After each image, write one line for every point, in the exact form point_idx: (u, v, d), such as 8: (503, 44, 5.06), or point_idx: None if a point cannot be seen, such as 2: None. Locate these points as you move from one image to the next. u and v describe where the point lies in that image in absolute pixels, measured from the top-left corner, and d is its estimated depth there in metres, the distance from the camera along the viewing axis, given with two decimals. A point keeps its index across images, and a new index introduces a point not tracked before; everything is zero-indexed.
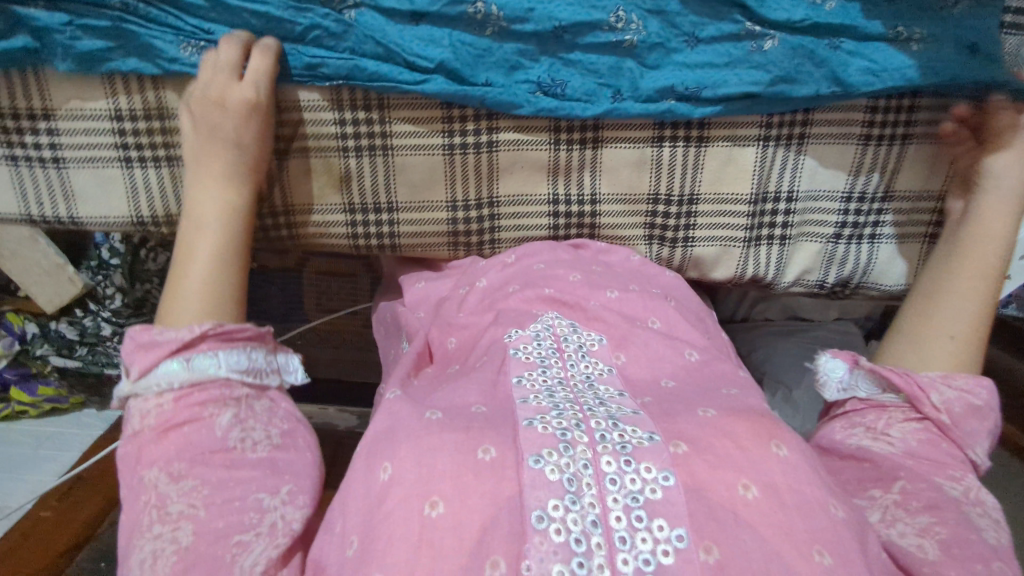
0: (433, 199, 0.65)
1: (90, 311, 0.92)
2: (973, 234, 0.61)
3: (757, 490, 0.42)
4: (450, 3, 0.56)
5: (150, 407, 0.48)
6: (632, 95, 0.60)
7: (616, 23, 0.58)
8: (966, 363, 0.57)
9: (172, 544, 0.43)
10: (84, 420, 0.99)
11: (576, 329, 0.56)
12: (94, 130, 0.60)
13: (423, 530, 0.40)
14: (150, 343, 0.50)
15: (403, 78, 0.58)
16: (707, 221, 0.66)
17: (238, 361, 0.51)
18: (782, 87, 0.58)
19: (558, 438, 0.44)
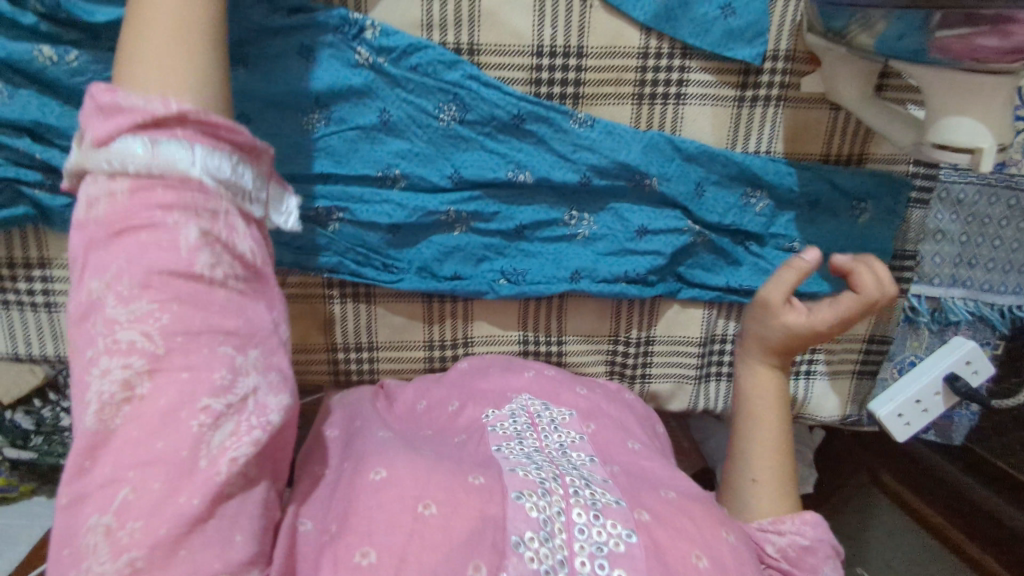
0: (412, 339, 0.69)
1: (51, 400, 0.68)
2: (751, 391, 0.65)
3: (707, 560, 0.48)
4: (425, 214, 0.63)
5: (101, 190, 0.39)
6: (591, 276, 0.66)
7: (569, 220, 0.66)
8: (785, 504, 0.60)
9: (123, 387, 0.37)
10: (32, 512, 0.78)
11: (547, 406, 0.61)
12: None
13: (415, 522, 0.46)
14: (108, 108, 0.40)
15: (381, 278, 0.65)
16: (662, 360, 0.72)
17: (218, 166, 0.41)
18: (698, 273, 0.68)
19: (537, 484, 0.50)
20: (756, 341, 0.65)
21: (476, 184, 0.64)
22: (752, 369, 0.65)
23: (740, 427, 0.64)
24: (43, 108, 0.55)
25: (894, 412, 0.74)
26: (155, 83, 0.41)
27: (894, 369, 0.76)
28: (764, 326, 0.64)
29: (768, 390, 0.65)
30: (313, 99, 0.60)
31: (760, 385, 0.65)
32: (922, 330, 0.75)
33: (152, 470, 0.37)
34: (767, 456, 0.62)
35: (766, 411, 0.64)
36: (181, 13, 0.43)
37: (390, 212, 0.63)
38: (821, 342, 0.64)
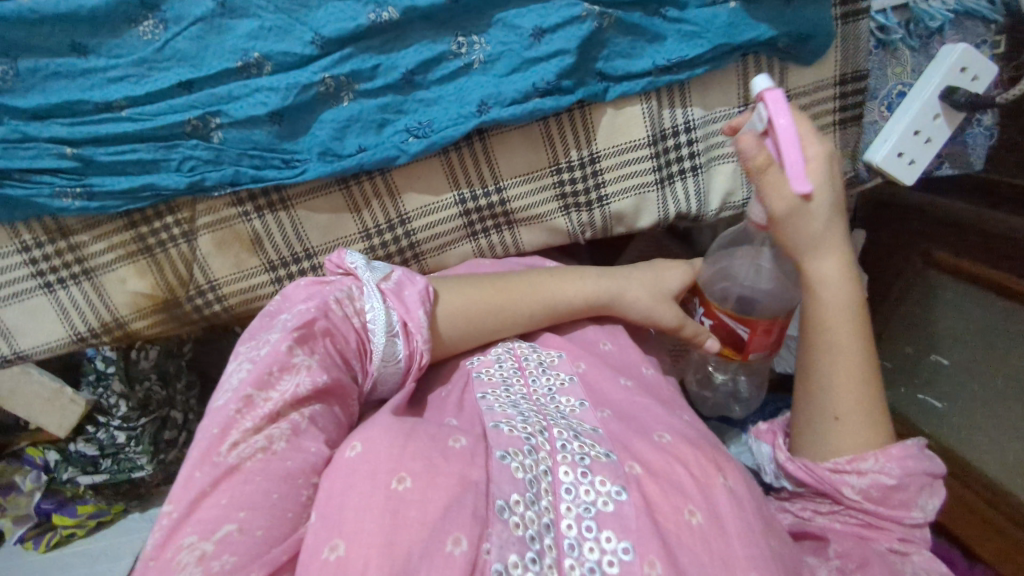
0: (347, 234, 0.65)
1: (102, 424, 0.93)
2: (824, 287, 0.56)
3: (700, 516, 0.50)
4: (301, 90, 0.58)
5: (352, 310, 0.59)
6: (498, 102, 0.59)
7: (458, 49, 0.59)
8: (884, 435, 0.56)
9: (262, 450, 0.49)
10: (130, 526, 1.04)
11: (535, 348, 0.67)
12: (7, 267, 0.62)
13: (390, 498, 0.45)
14: (421, 292, 0.61)
15: (284, 175, 0.61)
16: (616, 175, 0.65)
17: (384, 323, 0.59)
18: (618, 62, 0.61)
19: (523, 441, 0.54)
20: (824, 277, 0.56)
21: (341, 44, 0.57)
22: (823, 264, 0.56)
23: (810, 346, 0.58)
24: None
25: (891, 153, 0.66)
26: (457, 325, 0.63)
27: (880, 108, 0.67)
28: (820, 267, 0.56)
29: (846, 295, 0.56)
30: (138, 3, 0.55)
31: (835, 275, 0.56)
32: (901, 51, 0.66)
33: (254, 518, 0.46)
34: (851, 396, 0.56)
35: (850, 350, 0.56)
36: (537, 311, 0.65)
37: (264, 101, 0.58)
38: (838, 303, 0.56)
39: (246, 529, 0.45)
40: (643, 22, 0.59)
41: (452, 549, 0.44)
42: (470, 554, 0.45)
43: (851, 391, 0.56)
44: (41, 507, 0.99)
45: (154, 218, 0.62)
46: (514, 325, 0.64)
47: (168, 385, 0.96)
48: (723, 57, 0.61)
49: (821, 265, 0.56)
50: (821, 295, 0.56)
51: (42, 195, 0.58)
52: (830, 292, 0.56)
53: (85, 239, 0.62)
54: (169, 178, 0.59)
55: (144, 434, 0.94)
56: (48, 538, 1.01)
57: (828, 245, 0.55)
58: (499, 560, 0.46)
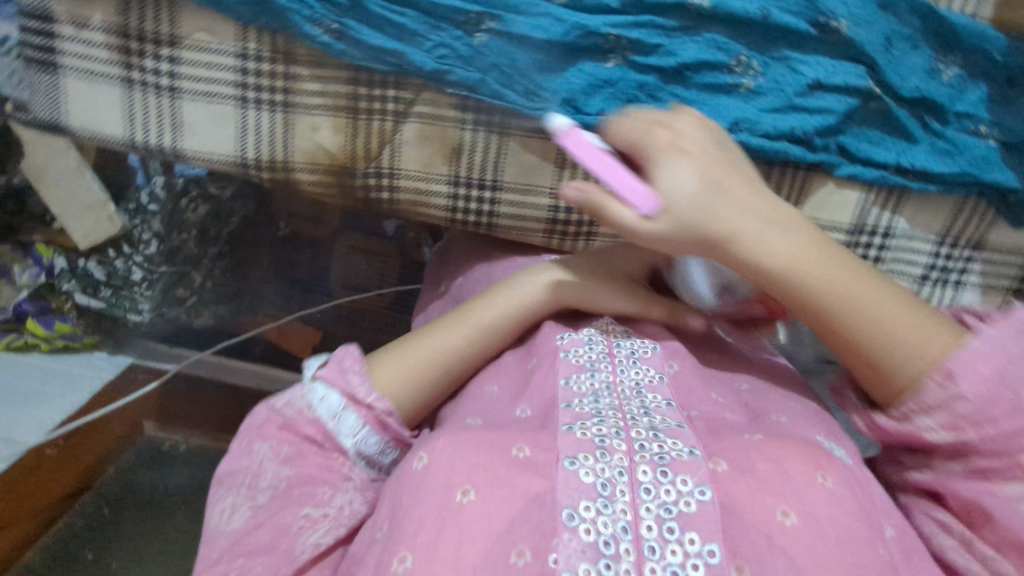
0: (539, 185, 0.64)
1: (122, 253, 0.92)
2: (787, 248, 0.51)
3: (795, 517, 0.46)
4: (584, 34, 0.58)
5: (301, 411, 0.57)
6: (750, 128, 0.60)
7: (735, 66, 0.60)
8: (934, 329, 0.49)
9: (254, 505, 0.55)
10: (93, 362, 0.98)
11: (630, 335, 0.60)
12: (216, 65, 0.60)
13: (457, 514, 0.46)
14: (340, 372, 0.58)
15: (522, 103, 0.60)
16: None
17: (343, 426, 0.56)
18: (865, 146, 0.62)
19: (596, 444, 0.50)
20: (780, 245, 0.51)
21: (645, 10, 0.58)
22: (750, 238, 0.51)
23: (824, 330, 0.51)
24: None
25: None
26: (409, 395, 0.59)
27: None
28: (772, 238, 0.51)
29: (813, 252, 0.51)
30: None
31: (793, 242, 0.51)
32: None
33: (257, 559, 0.52)
34: (874, 324, 0.50)
35: (858, 300, 0.50)
36: (483, 319, 0.61)
37: (546, 27, 0.57)
38: (791, 253, 0.51)
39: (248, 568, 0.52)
40: (905, 120, 0.61)
41: (516, 563, 0.44)
42: (533, 565, 0.45)
43: (876, 311, 0.50)
44: (18, 307, 0.91)
45: (378, 86, 0.61)
46: (439, 371, 0.60)
47: (203, 244, 0.97)
48: (955, 185, 0.63)
49: (768, 245, 0.51)
50: (825, 264, 0.51)
51: (300, 13, 0.56)
52: (811, 248, 0.51)
53: (303, 73, 0.60)
54: (417, 56, 0.58)
55: (159, 281, 0.95)
56: (8, 340, 0.92)
57: (696, 200, 0.51)
58: (567, 569, 0.44)
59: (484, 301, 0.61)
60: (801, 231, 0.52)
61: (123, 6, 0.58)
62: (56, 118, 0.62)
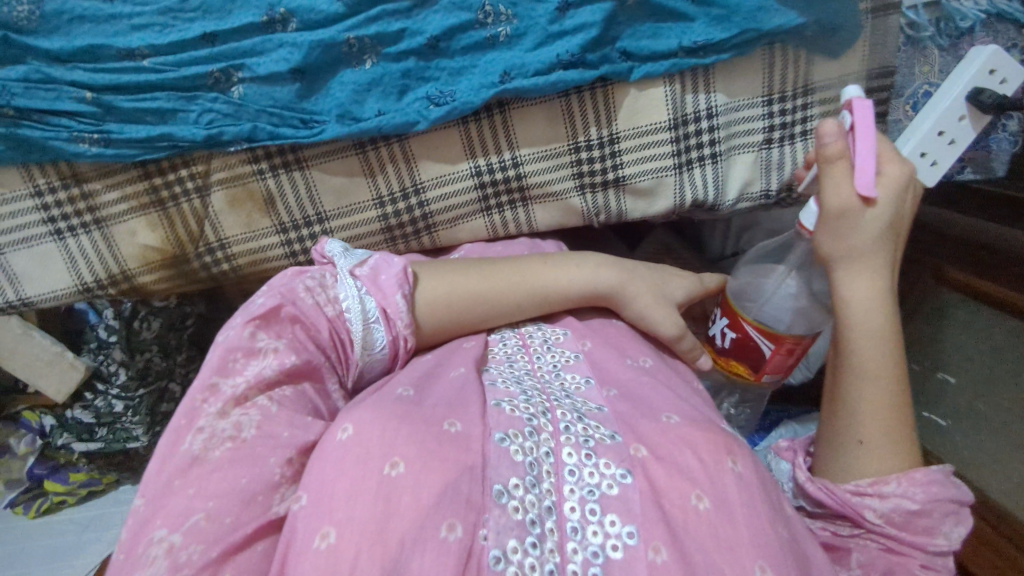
0: (360, 200, 0.65)
1: (100, 391, 0.89)
2: (857, 306, 0.55)
3: (707, 502, 0.48)
4: (326, 48, 0.58)
5: (330, 300, 0.58)
6: (521, 72, 0.59)
7: (484, 19, 0.59)
8: (903, 464, 0.54)
9: (236, 429, 0.49)
10: (119, 498, 1.00)
11: (541, 327, 0.65)
12: (19, 211, 0.62)
13: (384, 485, 0.44)
14: (388, 283, 0.58)
15: (300, 134, 0.60)
16: (634, 156, 0.65)
17: (378, 337, 0.58)
18: (642, 42, 0.60)
19: (524, 422, 0.52)
20: (852, 283, 0.56)
21: (374, 3, 0.58)
22: (844, 274, 0.56)
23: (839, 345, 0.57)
24: None
25: (913, 151, 0.64)
26: (434, 319, 0.61)
27: (906, 105, 0.67)
28: (851, 276, 0.56)
29: (887, 370, 0.55)
30: None
31: (862, 295, 0.55)
32: (931, 50, 0.65)
33: (222, 504, 0.45)
34: (874, 410, 0.55)
35: (880, 417, 0.55)
36: (539, 289, 0.63)
37: (286, 57, 0.58)
38: (849, 290, 0.56)
39: (213, 518, 0.44)
40: (670, 3, 0.59)
41: (446, 536, 0.43)
42: (464, 541, 0.44)
43: (870, 419, 0.55)
44: (33, 472, 0.96)
45: (169, 171, 0.62)
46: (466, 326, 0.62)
47: (170, 357, 0.90)
48: (750, 43, 0.61)
49: (851, 284, 0.56)
50: (864, 316, 0.55)
51: (59, 138, 0.57)
52: (866, 316, 0.55)
53: (98, 187, 0.62)
54: (186, 130, 0.58)
55: (142, 404, 0.89)
56: (38, 505, 0.97)
57: (858, 252, 0.55)
58: (496, 546, 0.44)
59: (560, 273, 0.64)
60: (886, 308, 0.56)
61: None
62: None
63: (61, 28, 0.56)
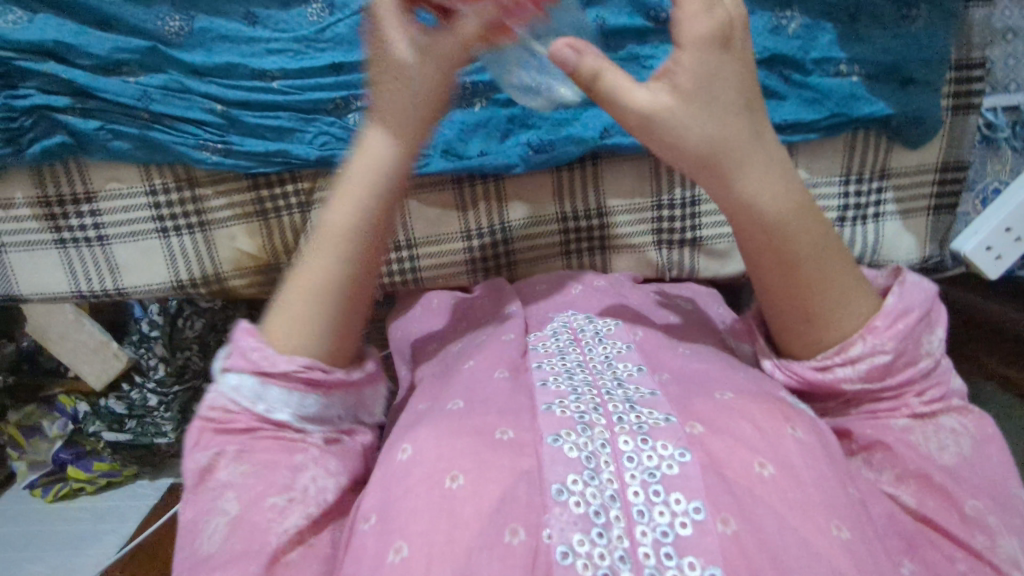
0: (449, 232, 0.68)
1: (137, 383, 0.88)
2: (767, 186, 0.48)
3: (772, 468, 0.45)
4: None
5: (225, 400, 0.47)
6: (620, 131, 0.63)
7: None
8: (868, 296, 0.50)
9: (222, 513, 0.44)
10: (138, 492, 0.95)
11: (591, 319, 0.60)
12: (132, 206, 0.65)
13: (447, 498, 0.44)
14: (246, 359, 0.47)
15: None
16: (712, 219, 0.68)
17: (302, 402, 0.48)
18: None
19: (576, 420, 0.47)
20: (790, 205, 0.48)
21: None
22: (748, 176, 0.47)
23: (777, 268, 0.49)
24: (47, 31, 0.56)
25: (980, 246, 0.67)
26: (303, 326, 0.48)
27: (975, 201, 0.69)
28: (764, 173, 0.48)
29: (817, 235, 0.49)
30: None
31: (770, 177, 0.48)
32: (1004, 150, 0.68)
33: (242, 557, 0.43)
34: (820, 279, 0.49)
35: (813, 273, 0.49)
36: (354, 225, 0.49)
37: None
38: (770, 224, 0.48)
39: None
40: (767, 81, 0.63)
41: (511, 541, 0.42)
42: (530, 542, 0.42)
43: (789, 275, 0.49)
44: (57, 457, 0.91)
45: (277, 184, 0.65)
46: (331, 301, 0.49)
47: (210, 357, 0.88)
48: (837, 128, 0.64)
49: (746, 178, 0.47)
50: (804, 221, 0.48)
51: (185, 143, 0.61)
52: (788, 214, 0.48)
53: (209, 192, 0.65)
54: (300, 149, 0.62)
55: (176, 402, 0.87)
56: (57, 489, 0.93)
57: (738, 149, 0.47)
58: (563, 541, 0.41)
59: (333, 207, 0.50)
60: (779, 217, 0.48)
61: (39, 182, 0.63)
62: (10, 292, 0.68)
63: (203, 43, 0.60)
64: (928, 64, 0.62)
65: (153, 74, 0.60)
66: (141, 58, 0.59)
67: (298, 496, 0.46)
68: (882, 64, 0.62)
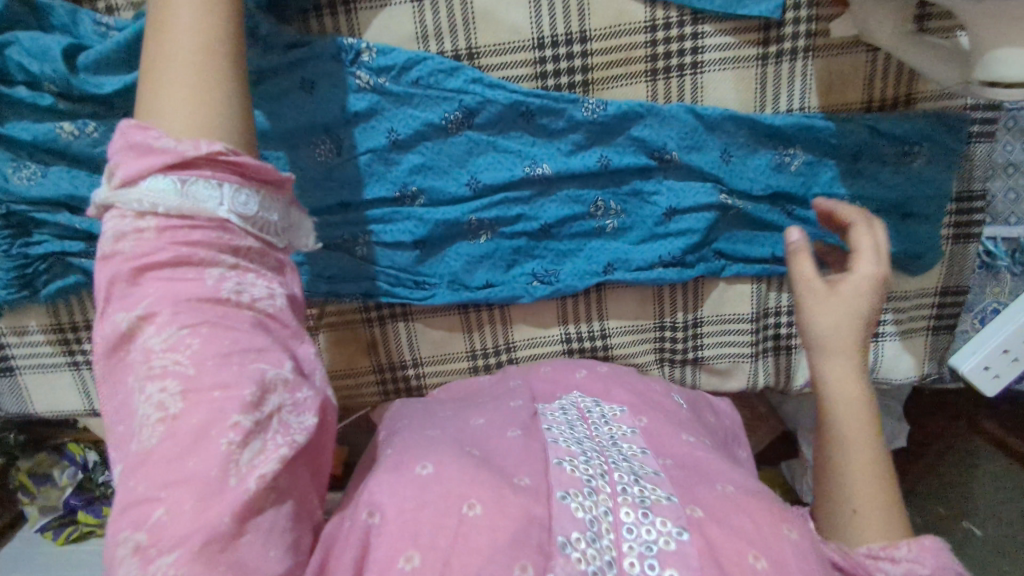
0: (454, 351, 0.69)
1: None
2: (839, 378, 0.51)
3: (765, 562, 0.42)
4: (447, 225, 0.63)
5: (129, 227, 0.39)
6: (624, 266, 0.64)
7: (595, 211, 0.63)
8: (896, 528, 0.48)
9: (159, 409, 0.36)
10: None
11: (598, 402, 0.58)
12: None
13: (459, 525, 0.41)
14: (142, 144, 0.40)
15: (413, 296, 0.65)
16: (714, 340, 0.69)
17: (246, 204, 0.42)
18: (739, 245, 0.65)
19: (584, 482, 0.46)
20: (854, 399, 0.51)
21: (498, 189, 0.62)
22: (834, 368, 0.52)
23: (825, 450, 0.51)
24: (57, 185, 0.57)
25: (978, 364, 0.68)
26: (183, 102, 0.41)
27: (974, 320, 0.70)
28: (846, 364, 0.51)
29: (874, 442, 0.50)
30: (322, 129, 0.60)
31: (847, 373, 0.51)
32: (1003, 274, 0.69)
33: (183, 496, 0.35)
34: (866, 480, 0.49)
35: (863, 476, 0.49)
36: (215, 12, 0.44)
37: (412, 229, 0.62)
38: (843, 413, 0.51)
39: (175, 510, 0.35)
40: (769, 215, 0.64)
41: None
42: None
43: (852, 467, 0.50)
44: (68, 501, 0.88)
45: None
46: (215, 51, 0.43)
47: None
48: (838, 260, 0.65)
49: (829, 362, 0.52)
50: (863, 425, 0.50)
51: None
52: (853, 407, 0.51)
53: None
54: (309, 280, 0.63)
55: None
56: (66, 533, 0.88)
57: (840, 348, 0.52)
58: None
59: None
60: (858, 408, 0.51)
61: (53, 310, 0.64)
62: (25, 408, 0.69)
63: None
64: (927, 199, 0.63)
65: None
66: None
67: (267, 420, 0.38)
68: (884, 200, 0.63)
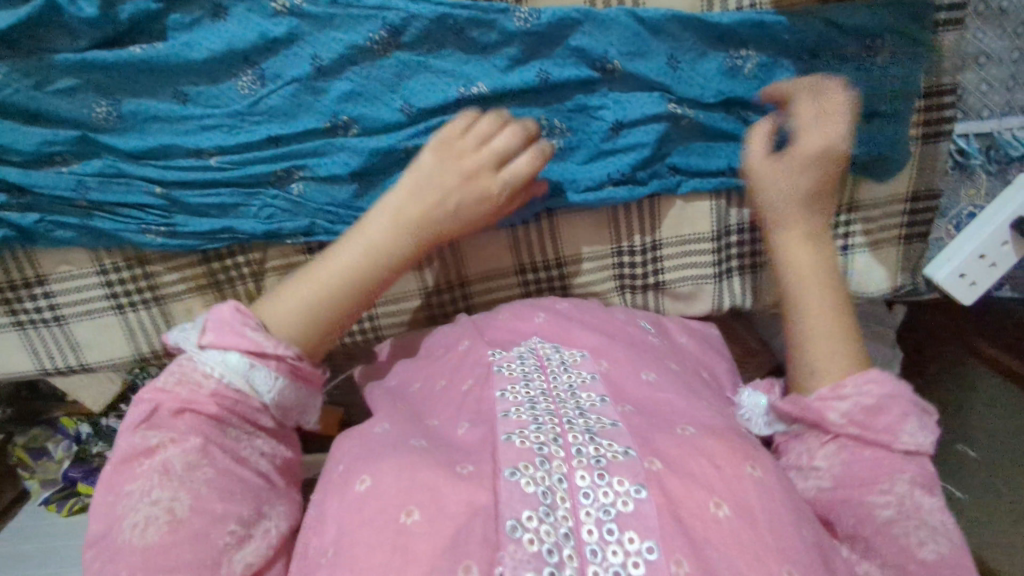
0: (407, 289, 0.67)
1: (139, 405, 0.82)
2: (778, 195, 0.56)
3: (728, 508, 0.41)
4: (383, 154, 0.59)
5: (180, 370, 0.48)
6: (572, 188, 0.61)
7: (539, 131, 0.60)
8: (856, 360, 0.50)
9: (167, 512, 0.42)
10: None
11: (558, 347, 0.55)
12: (83, 285, 0.64)
13: (398, 537, 0.39)
14: (231, 327, 0.49)
15: None
16: (675, 262, 0.66)
17: (265, 381, 0.49)
18: (695, 159, 0.61)
19: (535, 452, 0.43)
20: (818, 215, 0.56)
21: (433, 113, 0.59)
22: (778, 184, 0.56)
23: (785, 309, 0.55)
24: None
25: (956, 271, 0.64)
26: (299, 327, 0.53)
27: (949, 226, 0.67)
28: (798, 181, 0.56)
29: (821, 276, 0.54)
30: (242, 57, 0.56)
31: (784, 191, 0.56)
32: (977, 174, 0.66)
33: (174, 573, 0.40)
34: (819, 314, 0.52)
35: (819, 291, 0.53)
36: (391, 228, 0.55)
37: (345, 161, 0.59)
38: (794, 229, 0.56)
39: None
40: (724, 124, 0.60)
41: None
42: None
43: (807, 298, 0.53)
44: (67, 474, 0.86)
45: (227, 257, 0.64)
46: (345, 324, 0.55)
47: None
48: None
49: (766, 183, 0.57)
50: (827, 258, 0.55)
51: (128, 229, 0.60)
52: (800, 246, 0.55)
53: (160, 268, 0.64)
54: (247, 223, 0.61)
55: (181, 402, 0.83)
56: (71, 504, 0.86)
57: (813, 163, 0.56)
58: None
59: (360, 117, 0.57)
60: (804, 236, 0.55)
61: None
62: None
63: (124, 129, 0.58)
64: (894, 96, 0.59)
65: (109, 191, 0.59)
66: (73, 148, 0.58)
67: (258, 530, 0.44)
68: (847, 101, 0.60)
